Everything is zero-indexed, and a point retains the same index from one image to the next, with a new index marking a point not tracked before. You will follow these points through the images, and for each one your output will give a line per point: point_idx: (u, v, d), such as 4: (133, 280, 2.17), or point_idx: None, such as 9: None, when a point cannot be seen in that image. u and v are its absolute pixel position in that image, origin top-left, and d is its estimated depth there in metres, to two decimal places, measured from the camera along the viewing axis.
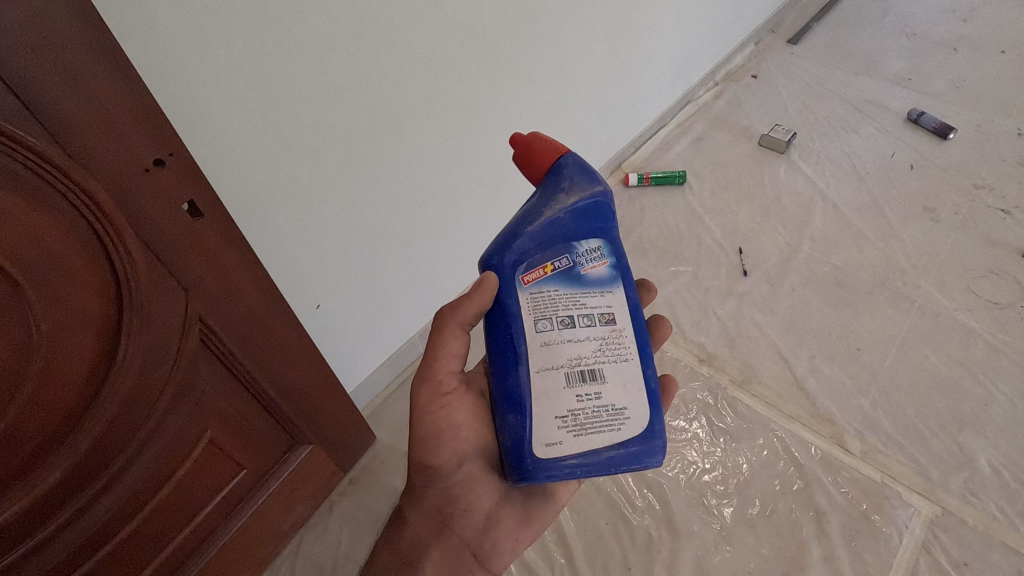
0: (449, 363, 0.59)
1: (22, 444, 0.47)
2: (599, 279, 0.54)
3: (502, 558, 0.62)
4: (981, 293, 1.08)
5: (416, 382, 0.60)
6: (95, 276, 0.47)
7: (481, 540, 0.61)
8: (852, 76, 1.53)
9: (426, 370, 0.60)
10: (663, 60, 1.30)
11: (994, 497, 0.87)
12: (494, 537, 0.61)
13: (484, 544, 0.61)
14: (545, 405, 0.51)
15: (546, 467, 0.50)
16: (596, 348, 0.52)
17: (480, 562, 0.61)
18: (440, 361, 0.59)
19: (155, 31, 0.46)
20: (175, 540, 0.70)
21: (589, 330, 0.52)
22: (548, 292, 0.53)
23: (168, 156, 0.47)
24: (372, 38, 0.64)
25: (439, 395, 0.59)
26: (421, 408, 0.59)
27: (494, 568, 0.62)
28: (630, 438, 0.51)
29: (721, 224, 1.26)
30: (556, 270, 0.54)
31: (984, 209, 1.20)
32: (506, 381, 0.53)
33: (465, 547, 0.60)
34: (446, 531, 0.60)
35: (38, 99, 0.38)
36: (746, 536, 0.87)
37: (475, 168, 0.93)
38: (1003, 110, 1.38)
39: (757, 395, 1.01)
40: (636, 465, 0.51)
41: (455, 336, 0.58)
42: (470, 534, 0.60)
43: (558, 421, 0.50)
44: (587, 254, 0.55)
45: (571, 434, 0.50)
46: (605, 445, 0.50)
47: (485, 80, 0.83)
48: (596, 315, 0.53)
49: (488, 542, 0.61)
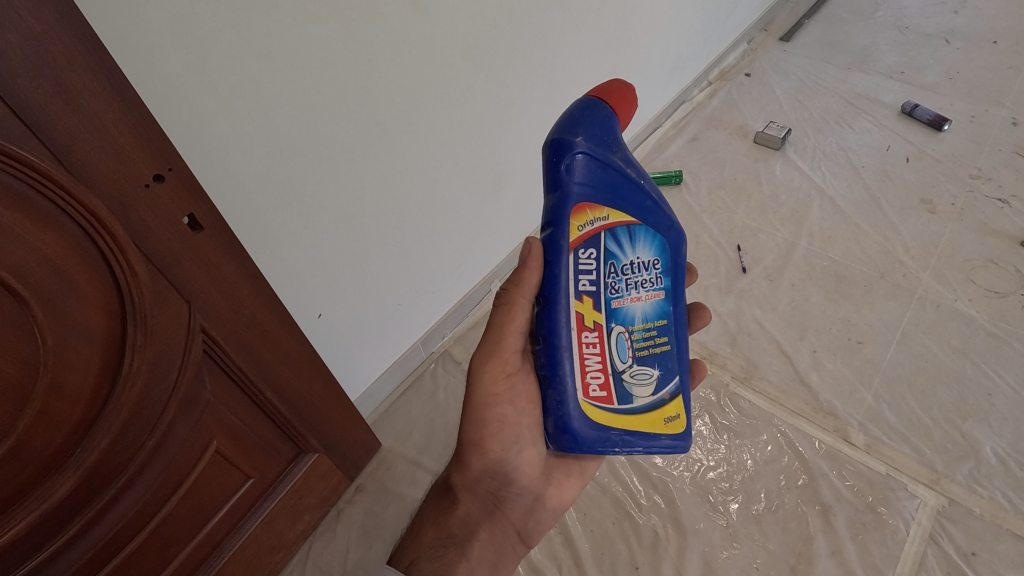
0: (515, 341, 0.58)
1: (33, 457, 0.48)
2: None
3: (541, 535, 0.66)
4: (980, 283, 1.08)
5: (480, 358, 0.59)
6: (99, 291, 0.48)
7: (525, 521, 0.64)
8: (845, 71, 1.54)
9: (491, 348, 0.58)
10: (657, 61, 1.32)
11: (999, 486, 0.87)
12: (537, 519, 0.65)
13: (527, 525, 0.64)
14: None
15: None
16: None
17: (524, 540, 0.65)
18: (505, 339, 0.57)
19: (152, 50, 0.48)
20: (184, 551, 0.71)
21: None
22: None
23: (168, 171, 0.48)
24: (367, 48, 0.65)
25: (504, 376, 0.58)
26: (483, 387, 0.58)
27: (532, 545, 0.66)
28: None
29: (719, 222, 1.27)
30: None
31: (981, 199, 1.20)
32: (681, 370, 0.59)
33: (511, 527, 0.63)
34: (497, 513, 0.62)
35: (39, 119, 0.39)
36: (752, 532, 0.87)
37: (475, 172, 0.94)
38: (997, 100, 1.38)
39: (760, 391, 1.01)
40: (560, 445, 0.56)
41: (523, 312, 0.56)
42: (517, 515, 0.64)
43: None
44: None
45: None
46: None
47: (479, 86, 0.84)
48: None
49: (531, 522, 0.65)
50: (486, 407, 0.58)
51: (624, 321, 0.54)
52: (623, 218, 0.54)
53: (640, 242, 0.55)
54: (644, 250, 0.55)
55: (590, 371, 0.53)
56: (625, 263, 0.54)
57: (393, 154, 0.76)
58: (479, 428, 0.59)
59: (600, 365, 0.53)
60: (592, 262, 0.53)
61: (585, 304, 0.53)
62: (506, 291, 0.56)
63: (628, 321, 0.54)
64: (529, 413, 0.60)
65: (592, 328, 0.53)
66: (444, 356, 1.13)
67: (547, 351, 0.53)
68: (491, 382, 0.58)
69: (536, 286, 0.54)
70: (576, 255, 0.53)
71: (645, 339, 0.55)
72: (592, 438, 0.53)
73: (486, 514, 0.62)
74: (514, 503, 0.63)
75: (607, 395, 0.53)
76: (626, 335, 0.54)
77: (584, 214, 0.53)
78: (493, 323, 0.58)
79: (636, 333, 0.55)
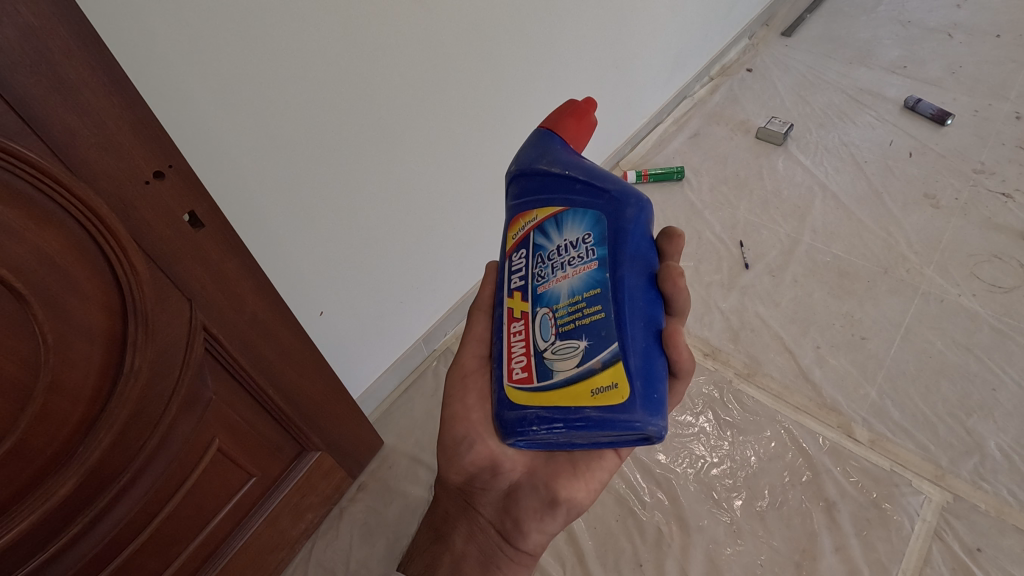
0: (476, 345, 0.61)
1: (33, 457, 0.48)
2: None
3: (531, 537, 0.60)
4: (984, 278, 1.07)
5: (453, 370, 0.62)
6: (99, 289, 0.48)
7: (503, 520, 0.60)
8: (847, 66, 1.53)
9: (457, 354, 0.63)
10: (658, 57, 1.31)
11: (1005, 481, 0.86)
12: (516, 518, 0.59)
13: (506, 524, 0.60)
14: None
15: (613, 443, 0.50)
16: None
17: (508, 542, 0.60)
18: (466, 344, 0.62)
19: (151, 46, 0.47)
20: (187, 550, 0.71)
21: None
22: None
23: (168, 168, 0.48)
24: (368, 44, 0.64)
25: (462, 376, 0.61)
26: (447, 389, 0.62)
27: (525, 547, 0.60)
28: None
29: (721, 218, 1.27)
30: None
31: (985, 193, 1.19)
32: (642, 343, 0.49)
33: (487, 525, 0.61)
34: (470, 510, 0.62)
35: (39, 115, 0.39)
36: (756, 528, 0.86)
37: (476, 169, 0.94)
38: (1000, 94, 1.37)
39: (763, 387, 1.00)
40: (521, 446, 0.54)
41: (480, 320, 0.62)
42: (491, 513, 0.61)
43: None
44: None
45: None
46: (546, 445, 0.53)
47: (480, 82, 0.84)
48: None
49: (511, 522, 0.60)
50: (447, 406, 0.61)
51: (549, 302, 0.52)
52: (550, 211, 0.56)
53: (567, 225, 0.54)
54: (572, 231, 0.54)
55: (514, 357, 0.52)
56: (552, 249, 0.54)
57: (394, 151, 0.76)
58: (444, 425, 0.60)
59: (523, 348, 0.52)
60: (521, 260, 0.56)
61: (515, 299, 0.55)
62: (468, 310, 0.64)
63: (550, 301, 0.52)
64: (483, 407, 0.58)
65: (518, 317, 0.54)
66: (445, 353, 1.13)
67: (492, 347, 0.56)
68: (450, 383, 0.61)
69: (488, 296, 0.63)
70: (509, 260, 0.57)
71: (571, 313, 0.51)
72: (512, 420, 0.50)
73: (462, 510, 0.62)
74: None
75: (527, 374, 0.51)
76: (550, 315, 0.52)
77: (517, 224, 0.58)
78: (465, 334, 0.63)
79: (560, 310, 0.51)
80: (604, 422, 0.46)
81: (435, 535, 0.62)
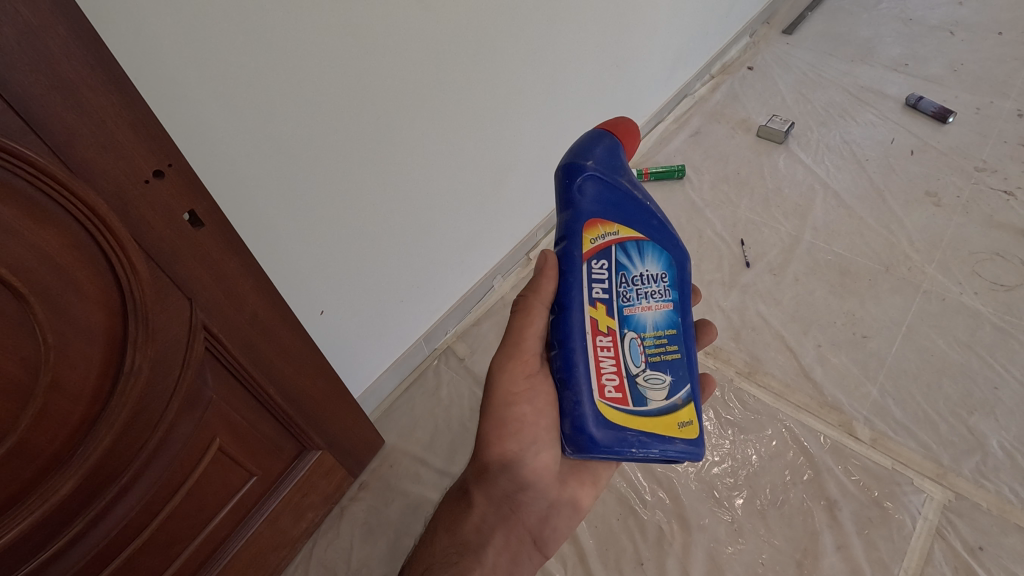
0: (532, 344, 0.59)
1: (34, 456, 0.48)
2: None
3: (556, 544, 0.65)
4: (985, 276, 1.07)
5: (500, 362, 0.59)
6: (99, 288, 0.48)
7: (541, 528, 0.63)
8: (848, 64, 1.53)
9: (513, 348, 0.59)
10: (659, 55, 1.31)
11: (1007, 480, 0.86)
12: (553, 525, 0.63)
13: (543, 531, 0.63)
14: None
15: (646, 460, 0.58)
16: None
17: (540, 548, 0.63)
18: (527, 340, 0.58)
19: (150, 45, 0.47)
20: (188, 549, 0.71)
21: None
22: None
23: (168, 167, 0.47)
24: (368, 42, 0.64)
25: (524, 376, 0.59)
26: (503, 387, 0.59)
27: (549, 554, 0.64)
28: None
29: (722, 216, 1.26)
30: None
31: (986, 191, 1.19)
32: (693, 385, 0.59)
33: (526, 532, 0.62)
34: (513, 518, 0.61)
35: (38, 113, 0.39)
36: (758, 527, 0.86)
37: (476, 167, 0.94)
38: (1002, 92, 1.37)
39: (764, 386, 1.00)
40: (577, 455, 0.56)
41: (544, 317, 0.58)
42: (532, 521, 0.62)
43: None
44: None
45: None
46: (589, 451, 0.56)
47: (480, 80, 0.83)
48: None
49: (548, 530, 0.63)
50: (506, 405, 0.58)
51: (636, 328, 0.55)
52: (632, 234, 0.57)
53: (649, 256, 0.57)
54: (653, 263, 0.57)
55: (604, 374, 0.54)
56: (635, 274, 0.56)
57: (395, 150, 0.76)
58: (501, 426, 0.59)
59: (614, 367, 0.54)
60: (604, 272, 0.56)
61: (598, 310, 0.55)
62: (524, 298, 0.58)
63: (640, 327, 0.56)
64: (552, 415, 0.59)
65: (605, 333, 0.55)
66: (446, 352, 1.13)
67: (565, 354, 0.54)
68: (510, 381, 0.59)
69: (551, 292, 0.57)
70: (589, 266, 0.56)
71: (657, 346, 0.56)
72: (609, 439, 0.52)
73: (502, 518, 0.61)
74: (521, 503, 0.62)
75: (622, 396, 0.53)
76: (638, 341, 0.55)
77: (596, 229, 0.56)
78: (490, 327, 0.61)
79: (647, 340, 0.56)
80: (686, 452, 0.54)
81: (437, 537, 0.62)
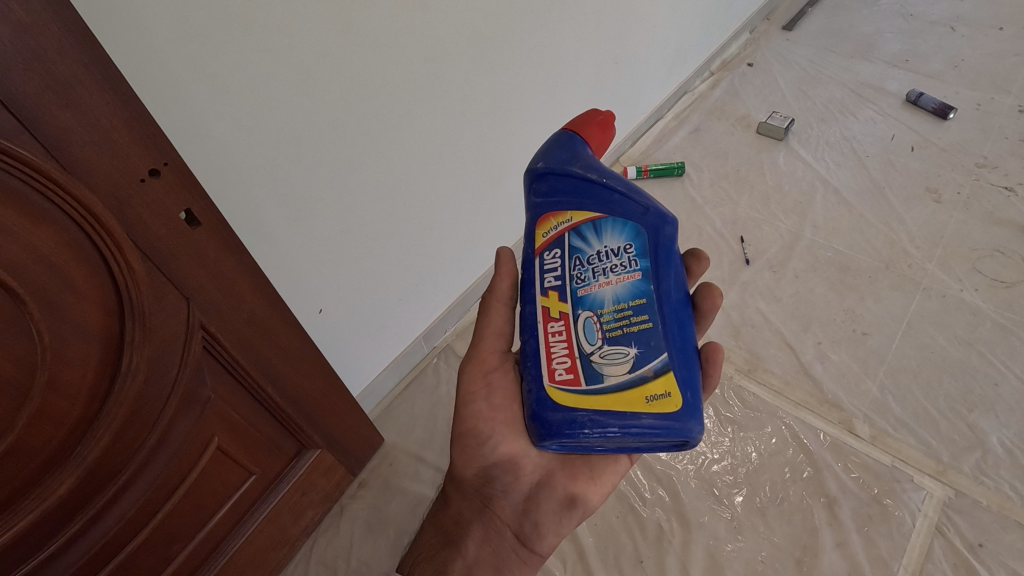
0: (495, 342, 0.61)
1: (32, 456, 0.48)
2: None
3: (547, 541, 0.62)
4: (986, 273, 1.07)
5: (464, 364, 0.62)
6: (95, 288, 0.48)
7: (521, 523, 0.62)
8: (849, 60, 1.52)
9: (473, 351, 0.62)
10: (658, 52, 1.30)
11: (1007, 476, 0.86)
12: (534, 520, 0.61)
13: (524, 527, 0.62)
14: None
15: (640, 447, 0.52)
16: None
17: (524, 544, 0.62)
18: (485, 341, 0.61)
19: (145, 43, 0.47)
20: (187, 548, 0.71)
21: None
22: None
23: (163, 166, 0.47)
24: (365, 39, 0.64)
25: (483, 373, 0.60)
26: (465, 387, 0.61)
27: (539, 550, 0.62)
28: None
29: (721, 214, 1.26)
30: None
31: (987, 187, 1.19)
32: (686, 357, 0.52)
33: (503, 528, 0.62)
34: (488, 513, 0.62)
35: (32, 112, 0.38)
36: (757, 525, 0.86)
37: (475, 164, 0.93)
38: (1003, 88, 1.36)
39: (764, 383, 1.00)
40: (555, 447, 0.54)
41: (499, 313, 0.62)
42: (510, 516, 0.62)
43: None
44: None
45: None
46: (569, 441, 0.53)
47: (478, 77, 0.83)
48: None
49: (529, 525, 0.62)
50: (467, 403, 0.60)
51: (592, 306, 0.53)
52: (586, 216, 0.56)
53: (607, 232, 0.55)
54: (612, 238, 0.55)
55: (556, 357, 0.52)
56: (592, 253, 0.55)
57: (393, 147, 0.76)
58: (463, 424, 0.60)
59: (566, 349, 0.52)
60: (556, 261, 0.56)
61: (551, 298, 0.55)
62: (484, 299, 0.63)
63: (595, 305, 0.53)
64: (509, 410, 0.58)
65: (558, 318, 0.54)
66: (446, 350, 1.13)
67: (524, 344, 0.56)
68: (469, 380, 0.60)
69: (506, 289, 0.62)
70: (542, 258, 0.57)
71: (618, 320, 0.52)
72: (560, 421, 0.50)
73: (478, 513, 0.62)
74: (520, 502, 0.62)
75: (574, 377, 0.51)
76: (595, 319, 0.52)
77: (548, 222, 0.58)
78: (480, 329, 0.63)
79: (606, 316, 0.52)
80: (660, 428, 0.49)
81: (447, 540, 0.62)
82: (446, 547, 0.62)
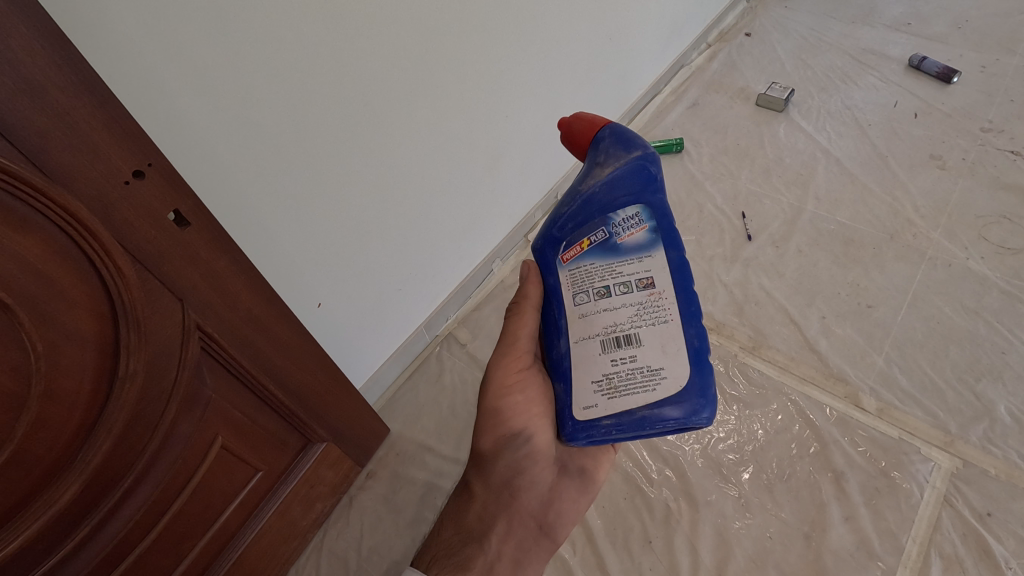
0: (527, 341, 0.62)
1: (34, 464, 0.48)
2: (637, 245, 0.53)
3: (566, 528, 0.66)
4: (992, 240, 1.05)
5: (497, 357, 0.63)
6: (86, 294, 0.47)
7: (545, 514, 0.65)
8: (849, 25, 1.49)
9: (505, 347, 0.62)
10: (654, 26, 1.28)
11: (1015, 446, 0.85)
12: (558, 509, 0.65)
13: (548, 517, 0.65)
14: (582, 371, 0.53)
15: (583, 429, 0.53)
16: (632, 314, 0.52)
17: (547, 534, 0.65)
18: (518, 339, 0.61)
19: (119, 40, 0.45)
20: (197, 546, 0.72)
21: (625, 297, 0.52)
22: (585, 267, 0.54)
23: (147, 166, 0.46)
24: (348, 24, 0.62)
25: (516, 370, 0.61)
26: (497, 381, 0.62)
27: (561, 538, 0.66)
28: (666, 398, 0.50)
29: (722, 190, 1.24)
30: (592, 244, 0.54)
31: (994, 152, 1.16)
32: (556, 350, 0.56)
33: (530, 520, 0.64)
34: (514, 505, 0.63)
35: (6, 117, 0.37)
36: (764, 501, 0.86)
37: (470, 147, 0.92)
38: (1009, 48, 1.32)
39: (769, 360, 1.00)
40: (676, 424, 0.50)
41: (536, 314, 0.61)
42: (535, 507, 0.64)
43: (594, 385, 0.52)
44: (624, 222, 0.54)
45: (604, 397, 0.52)
46: (638, 406, 0.51)
47: (469, 55, 0.81)
48: (634, 281, 0.52)
49: (552, 514, 0.65)
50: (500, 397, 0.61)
51: None
52: None
53: None
54: None
55: None
56: None
57: (385, 135, 0.74)
58: (495, 418, 0.62)
59: None
60: None
61: None
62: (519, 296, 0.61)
63: None
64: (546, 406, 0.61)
65: None
66: (448, 338, 1.12)
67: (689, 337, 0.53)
68: (502, 375, 0.61)
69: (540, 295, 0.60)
70: None
71: None
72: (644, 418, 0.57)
73: (504, 506, 0.63)
74: (535, 493, 0.64)
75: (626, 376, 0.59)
76: None
77: None
78: (511, 327, 0.62)
79: None
80: None
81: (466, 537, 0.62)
82: (466, 543, 0.61)
